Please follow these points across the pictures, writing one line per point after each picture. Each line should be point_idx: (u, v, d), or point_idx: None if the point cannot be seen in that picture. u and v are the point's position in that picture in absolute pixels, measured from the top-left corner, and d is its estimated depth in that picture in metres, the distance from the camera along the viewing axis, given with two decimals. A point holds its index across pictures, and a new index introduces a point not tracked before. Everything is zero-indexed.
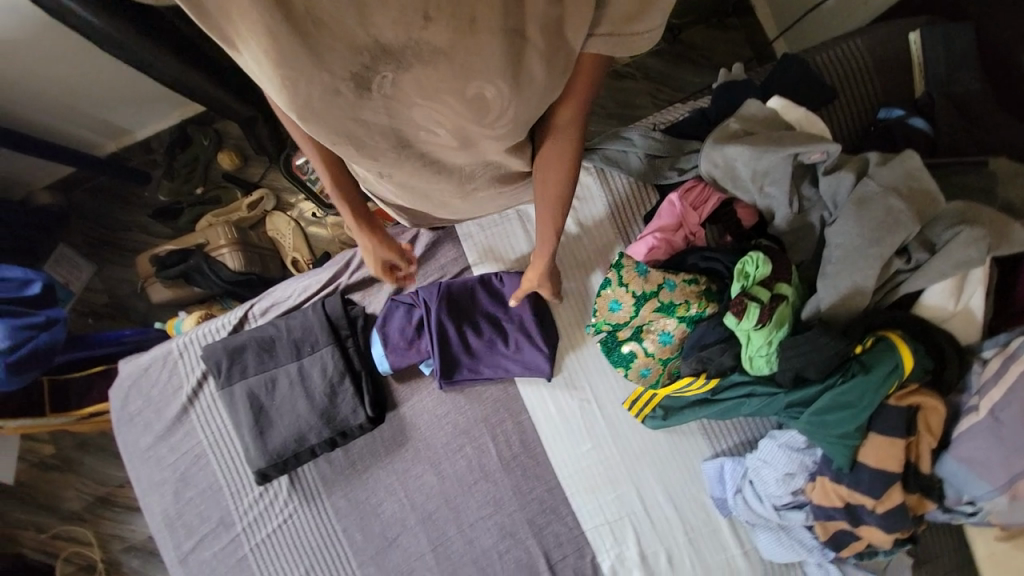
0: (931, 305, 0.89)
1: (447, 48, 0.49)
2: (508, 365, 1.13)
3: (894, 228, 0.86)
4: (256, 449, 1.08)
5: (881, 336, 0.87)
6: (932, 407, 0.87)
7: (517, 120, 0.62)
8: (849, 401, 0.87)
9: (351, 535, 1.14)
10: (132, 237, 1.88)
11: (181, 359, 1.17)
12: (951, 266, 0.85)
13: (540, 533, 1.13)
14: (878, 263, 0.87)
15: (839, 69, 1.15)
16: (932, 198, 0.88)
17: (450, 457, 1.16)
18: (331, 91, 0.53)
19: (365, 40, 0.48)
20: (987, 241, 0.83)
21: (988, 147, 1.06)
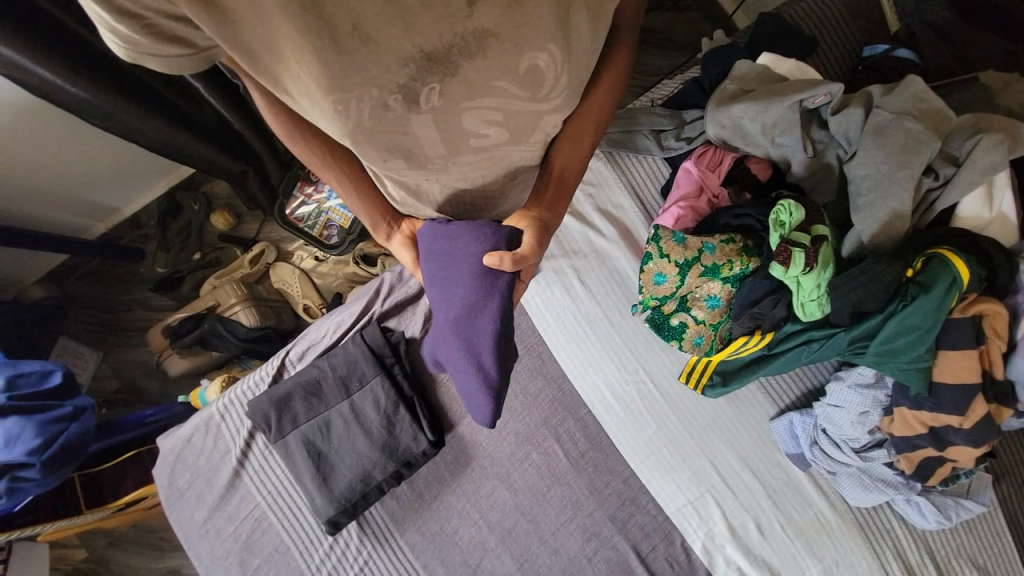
0: (966, 217, 0.92)
1: (495, 28, 0.51)
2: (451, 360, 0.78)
3: (916, 148, 0.90)
4: (323, 498, 1.04)
5: (931, 255, 0.89)
6: (994, 313, 0.88)
7: (570, 84, 0.61)
8: (914, 324, 0.88)
9: (433, 570, 1.09)
10: (135, 316, 1.83)
11: (223, 423, 1.12)
12: (979, 173, 0.87)
13: (624, 527, 1.10)
14: (910, 185, 0.89)
15: (816, 18, 1.19)
16: (943, 115, 0.92)
17: (518, 468, 1.12)
18: (381, 107, 0.55)
19: (411, 50, 0.50)
20: (1006, 144, 0.87)
21: (973, 64, 1.10)
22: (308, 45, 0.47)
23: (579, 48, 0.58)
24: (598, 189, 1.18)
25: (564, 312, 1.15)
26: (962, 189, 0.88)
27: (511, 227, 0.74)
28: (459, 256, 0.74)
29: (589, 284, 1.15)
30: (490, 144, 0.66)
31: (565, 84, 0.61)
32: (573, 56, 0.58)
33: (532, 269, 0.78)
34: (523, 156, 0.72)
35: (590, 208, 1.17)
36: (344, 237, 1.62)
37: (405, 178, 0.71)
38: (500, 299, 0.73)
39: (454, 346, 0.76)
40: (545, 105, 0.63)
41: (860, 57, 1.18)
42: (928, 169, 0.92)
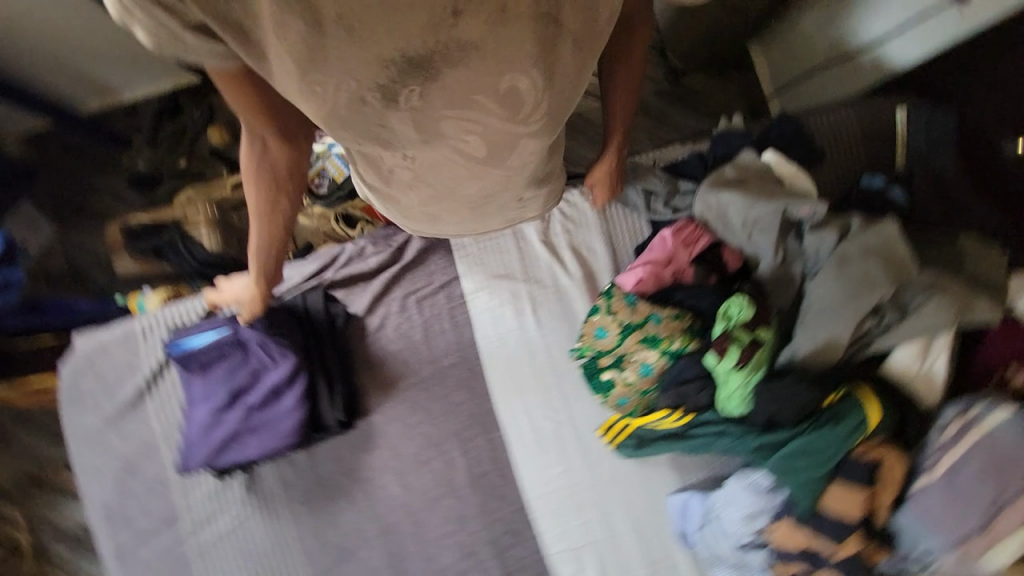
0: (897, 367, 0.94)
1: (480, 42, 0.51)
2: (245, 443, 1.00)
3: (868, 290, 0.91)
4: (203, 437, 1.00)
5: (848, 392, 0.92)
6: (893, 460, 0.90)
7: (550, 113, 0.63)
8: (819, 448, 0.90)
9: (306, 546, 1.09)
10: (102, 202, 1.78)
11: (143, 339, 1.11)
12: (918, 329, 0.91)
13: (502, 554, 1.11)
14: (854, 318, 0.92)
15: (829, 133, 1.22)
16: (907, 266, 0.92)
17: (418, 469, 1.13)
18: (357, 101, 0.54)
19: (393, 54, 0.50)
20: (953, 311, 0.89)
21: (959, 222, 1.12)
22: (291, 26, 0.46)
23: (563, 77, 0.59)
24: (576, 228, 1.20)
25: (508, 335, 1.16)
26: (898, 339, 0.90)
27: (263, 344, 1.01)
28: (266, 362, 1.01)
29: (540, 316, 1.16)
30: (468, 153, 0.66)
31: (544, 112, 0.62)
32: (555, 82, 0.59)
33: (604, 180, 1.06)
34: (496, 179, 0.73)
35: (564, 243, 1.19)
36: (333, 190, 1.64)
37: (378, 162, 0.69)
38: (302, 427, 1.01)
39: (250, 441, 1.00)
40: (522, 128, 0.63)
41: (857, 184, 1.18)
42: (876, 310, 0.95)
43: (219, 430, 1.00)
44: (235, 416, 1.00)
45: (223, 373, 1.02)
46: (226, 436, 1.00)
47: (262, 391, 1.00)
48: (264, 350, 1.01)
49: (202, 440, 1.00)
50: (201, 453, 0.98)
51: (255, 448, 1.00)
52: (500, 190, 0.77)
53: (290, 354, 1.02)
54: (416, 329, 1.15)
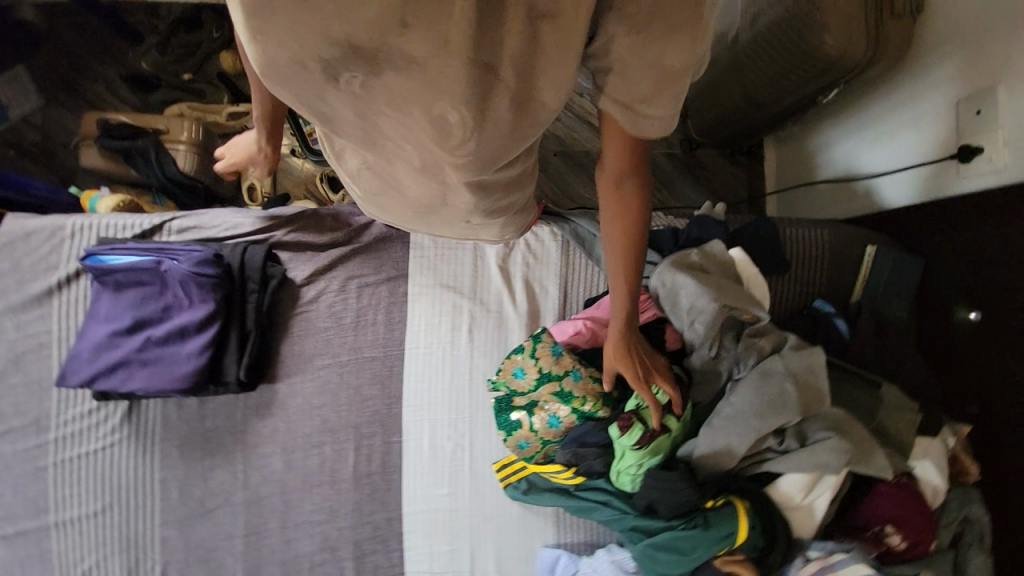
0: (781, 492, 0.95)
1: (422, 60, 0.48)
2: (132, 375, 0.98)
3: (779, 410, 0.93)
4: (92, 356, 0.98)
5: (728, 501, 0.94)
6: None
7: (477, 154, 0.60)
8: (683, 547, 0.92)
9: (166, 491, 1.08)
10: (94, 88, 1.73)
11: (68, 241, 1.09)
12: (811, 463, 0.92)
13: (360, 558, 1.10)
14: (751, 435, 0.93)
15: (799, 248, 1.24)
16: (821, 398, 0.94)
17: (305, 451, 1.10)
18: (296, 65, 0.50)
19: (338, 36, 0.46)
20: (848, 455, 0.91)
21: (894, 373, 1.12)
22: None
23: (494, 126, 0.56)
24: (536, 263, 1.20)
25: (437, 347, 1.15)
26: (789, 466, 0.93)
27: (183, 282, 1.00)
28: (181, 301, 1.00)
29: (474, 337, 1.15)
30: (409, 155, 0.65)
31: (469, 151, 0.59)
32: (484, 129, 0.56)
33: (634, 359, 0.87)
34: (433, 188, 0.72)
35: (519, 274, 1.19)
36: None
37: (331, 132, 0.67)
38: (194, 377, 0.98)
39: (137, 373, 0.98)
40: (448, 156, 0.61)
41: (809, 304, 1.21)
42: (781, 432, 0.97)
43: (110, 354, 0.98)
44: (130, 345, 0.98)
45: (134, 299, 1.00)
46: (114, 362, 0.98)
47: (166, 329, 0.99)
48: (182, 289, 1.00)
49: (90, 358, 0.98)
50: (84, 371, 0.97)
51: (139, 382, 0.97)
52: (438, 204, 0.79)
53: (209, 302, 1.01)
54: (349, 313, 1.14)
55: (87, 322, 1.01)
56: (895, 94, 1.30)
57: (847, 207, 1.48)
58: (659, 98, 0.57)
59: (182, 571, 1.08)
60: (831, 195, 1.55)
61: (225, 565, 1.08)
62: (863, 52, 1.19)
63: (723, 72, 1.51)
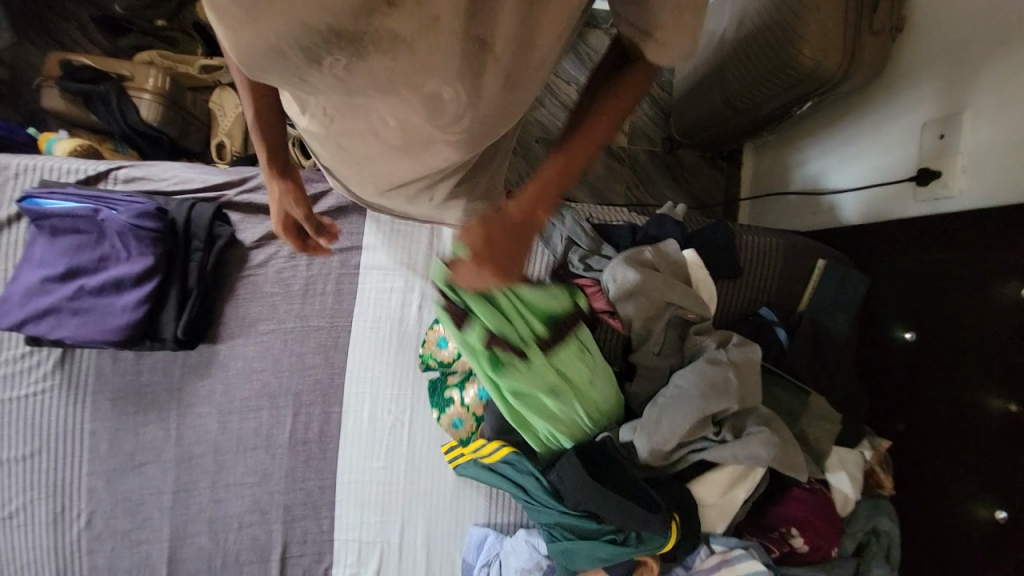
0: (706, 485, 0.99)
1: (411, 39, 0.44)
2: (63, 322, 0.97)
3: (721, 396, 0.96)
4: (22, 300, 0.97)
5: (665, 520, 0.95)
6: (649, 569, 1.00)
7: (471, 128, 0.57)
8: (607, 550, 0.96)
9: (96, 442, 1.08)
10: (61, 27, 1.66)
11: (11, 180, 1.07)
12: (744, 453, 0.94)
13: (290, 522, 1.11)
14: (691, 418, 0.95)
15: (753, 256, 1.25)
16: (756, 395, 1.00)
17: (242, 414, 1.11)
18: (274, 53, 0.45)
19: (318, 21, 0.42)
20: (777, 449, 0.94)
21: (830, 386, 1.15)
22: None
23: (489, 102, 0.53)
24: None
25: (383, 321, 1.15)
26: (722, 453, 0.95)
27: (120, 233, 0.98)
28: (119, 252, 0.99)
29: (422, 314, 1.15)
30: (388, 132, 0.60)
31: (466, 125, 0.56)
32: (478, 107, 0.53)
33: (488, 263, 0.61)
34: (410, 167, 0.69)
35: None
36: None
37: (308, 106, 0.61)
38: (127, 330, 0.97)
39: (70, 322, 0.97)
40: (441, 131, 0.57)
41: (753, 311, 1.24)
42: (720, 424, 1.00)
43: (42, 298, 0.97)
44: (62, 292, 0.97)
45: (69, 247, 0.99)
46: (45, 308, 0.96)
47: (101, 278, 0.97)
48: (120, 240, 0.98)
49: (22, 301, 0.97)
50: (13, 315, 0.95)
51: (71, 330, 0.96)
52: (416, 183, 0.76)
53: (148, 256, 0.99)
54: (298, 281, 1.13)
55: (21, 266, 0.99)
56: (869, 113, 1.30)
57: (811, 218, 1.50)
58: (669, 40, 0.51)
59: (108, 521, 1.08)
60: (796, 208, 1.57)
61: (152, 520, 1.09)
62: (837, 66, 1.19)
63: (706, 78, 1.51)
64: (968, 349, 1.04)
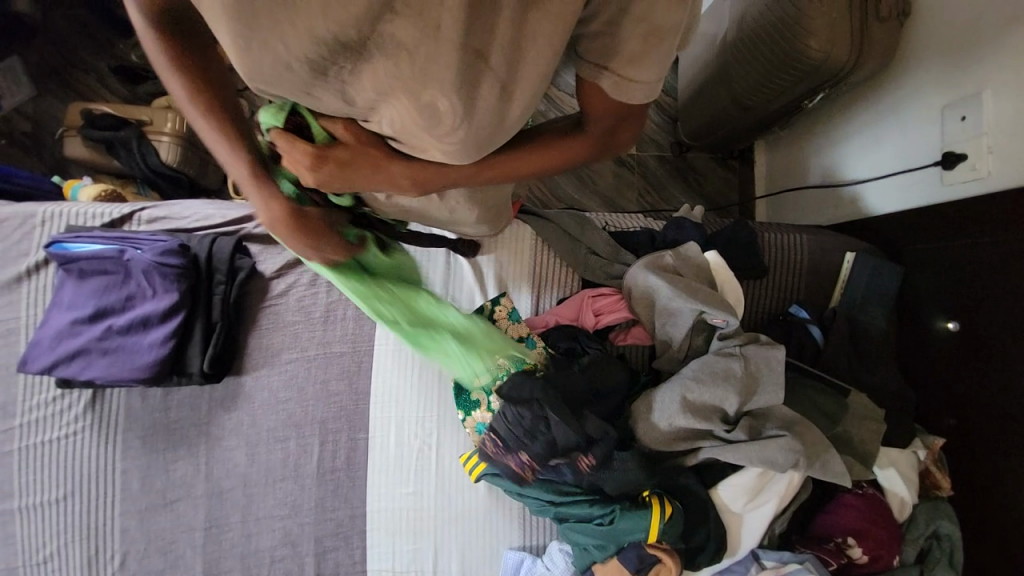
0: (726, 492, 0.95)
1: (412, 48, 0.46)
2: (93, 363, 0.98)
3: (722, 385, 0.95)
4: (53, 342, 0.99)
5: (647, 501, 0.94)
6: (666, 565, 0.94)
7: (469, 140, 0.55)
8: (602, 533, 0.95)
9: (129, 481, 1.08)
10: (85, 82, 1.74)
11: (40, 227, 1.10)
12: (758, 457, 0.91)
13: (322, 554, 1.08)
14: (696, 413, 0.94)
15: (777, 253, 1.21)
16: (775, 397, 0.94)
17: (270, 444, 1.10)
18: (282, 66, 0.48)
19: (324, 33, 0.44)
20: (798, 456, 0.90)
21: (871, 383, 1.09)
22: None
23: (483, 120, 0.53)
24: (509, 259, 1.17)
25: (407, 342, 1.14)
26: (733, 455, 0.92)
27: (146, 273, 0.99)
28: (144, 291, 1.00)
29: None
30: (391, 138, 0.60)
31: (461, 138, 0.54)
32: (475, 119, 0.52)
33: (320, 161, 0.64)
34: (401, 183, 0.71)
35: (489, 270, 1.17)
36: None
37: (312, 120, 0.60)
38: (155, 368, 0.98)
39: (99, 363, 0.98)
40: (434, 142, 0.56)
41: (785, 310, 1.20)
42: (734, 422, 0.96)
43: (72, 340, 0.98)
44: (91, 333, 0.98)
45: (98, 289, 1.00)
46: (75, 350, 0.98)
47: (128, 317, 0.99)
48: (146, 280, 1.00)
49: (53, 345, 0.98)
50: (44, 359, 0.97)
51: (100, 370, 0.97)
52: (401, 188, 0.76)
53: (173, 292, 1.01)
54: (318, 307, 1.13)
55: (51, 310, 1.01)
56: (878, 102, 1.28)
57: (832, 211, 1.45)
58: (646, 59, 0.51)
59: (141, 561, 1.07)
60: (815, 202, 1.52)
61: (185, 558, 1.08)
62: (847, 56, 1.17)
63: (711, 79, 1.50)
64: (1012, 335, 0.99)
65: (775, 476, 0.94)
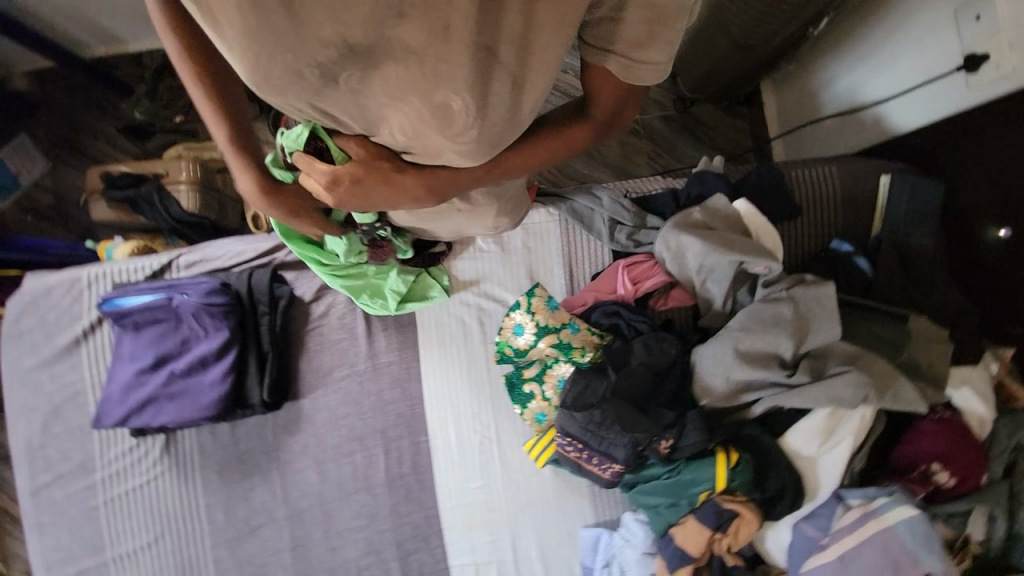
0: (795, 438, 0.93)
1: (421, 48, 0.44)
2: (163, 408, 1.03)
3: (777, 334, 0.92)
4: (122, 395, 1.03)
5: (710, 451, 0.95)
6: (747, 519, 0.91)
7: (482, 140, 0.55)
8: (674, 492, 0.95)
9: (213, 514, 1.13)
10: (97, 146, 1.80)
11: (87, 290, 1.15)
12: (826, 397, 0.88)
13: (405, 557, 1.11)
14: (753, 365, 0.93)
15: (807, 190, 1.18)
16: (832, 334, 0.91)
17: (337, 460, 1.13)
18: (292, 73, 0.45)
19: (334, 38, 0.42)
20: (868, 389, 0.87)
21: (931, 306, 1.05)
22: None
23: (495, 115, 0.52)
24: (538, 244, 1.18)
25: (450, 340, 1.15)
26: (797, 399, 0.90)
27: (195, 314, 1.03)
28: (197, 332, 1.04)
29: (487, 329, 1.15)
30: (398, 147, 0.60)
31: (474, 138, 0.54)
32: (488, 115, 0.52)
33: (341, 180, 0.64)
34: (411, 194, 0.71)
35: (521, 259, 1.17)
36: None
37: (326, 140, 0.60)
38: (220, 404, 1.02)
39: (169, 407, 1.02)
40: (449, 145, 0.56)
41: (826, 246, 1.16)
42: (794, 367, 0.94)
43: (140, 390, 1.03)
44: (155, 380, 1.03)
45: (153, 337, 1.05)
46: (144, 398, 1.02)
47: (186, 360, 1.02)
48: (197, 321, 1.04)
49: (123, 397, 1.03)
50: (117, 412, 1.02)
51: (170, 415, 1.02)
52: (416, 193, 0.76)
53: (223, 329, 1.04)
54: (359, 323, 1.15)
55: (114, 365, 1.06)
56: (896, 12, 1.20)
57: (855, 139, 1.40)
58: (652, 41, 0.51)
59: None
60: (838, 131, 1.46)
61: None
62: None
63: (705, 26, 1.44)
64: None
65: (847, 415, 0.91)
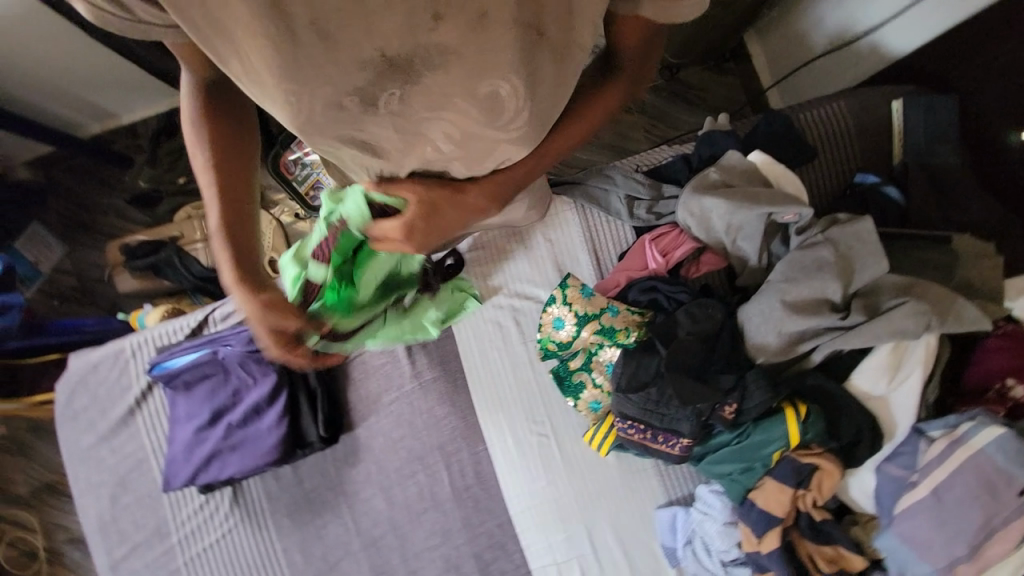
0: (863, 379, 0.92)
1: (457, 47, 0.45)
2: (228, 460, 1.04)
3: (820, 277, 0.91)
4: (185, 454, 1.05)
5: (779, 408, 0.93)
6: (828, 470, 0.90)
7: (533, 118, 0.56)
8: (748, 456, 0.93)
9: (290, 556, 1.14)
10: (108, 221, 1.83)
11: (132, 359, 1.17)
12: (887, 331, 0.86)
13: (485, 568, 1.11)
14: (804, 313, 0.90)
15: (819, 130, 1.15)
16: (879, 266, 0.89)
17: (402, 483, 1.13)
18: (333, 106, 0.48)
19: (371, 54, 0.44)
20: (930, 315, 0.84)
21: (972, 220, 1.02)
22: (265, 30, 0.41)
23: (544, 87, 0.53)
24: (558, 235, 1.17)
25: (490, 345, 1.15)
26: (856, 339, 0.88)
27: (242, 363, 1.05)
28: (246, 381, 1.05)
29: (524, 328, 1.14)
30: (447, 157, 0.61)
31: (527, 119, 0.56)
32: (537, 92, 0.53)
33: (415, 222, 0.65)
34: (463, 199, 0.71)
35: (545, 253, 1.17)
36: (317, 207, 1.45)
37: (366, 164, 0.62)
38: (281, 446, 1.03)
39: (233, 458, 1.04)
40: (503, 134, 0.57)
41: (850, 181, 1.13)
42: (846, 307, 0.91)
43: (201, 447, 1.04)
44: (215, 435, 1.04)
45: (205, 394, 1.06)
46: (208, 454, 1.04)
47: (241, 409, 1.04)
48: (244, 370, 1.05)
49: (187, 457, 1.05)
50: (185, 471, 1.03)
51: (235, 465, 1.03)
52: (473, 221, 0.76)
53: (270, 373, 1.05)
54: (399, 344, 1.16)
55: (172, 427, 1.08)
56: None
57: (850, 76, 1.36)
58: None
59: None
60: (826, 69, 1.43)
61: None
62: None
63: None
64: None
65: (910, 346, 0.89)
